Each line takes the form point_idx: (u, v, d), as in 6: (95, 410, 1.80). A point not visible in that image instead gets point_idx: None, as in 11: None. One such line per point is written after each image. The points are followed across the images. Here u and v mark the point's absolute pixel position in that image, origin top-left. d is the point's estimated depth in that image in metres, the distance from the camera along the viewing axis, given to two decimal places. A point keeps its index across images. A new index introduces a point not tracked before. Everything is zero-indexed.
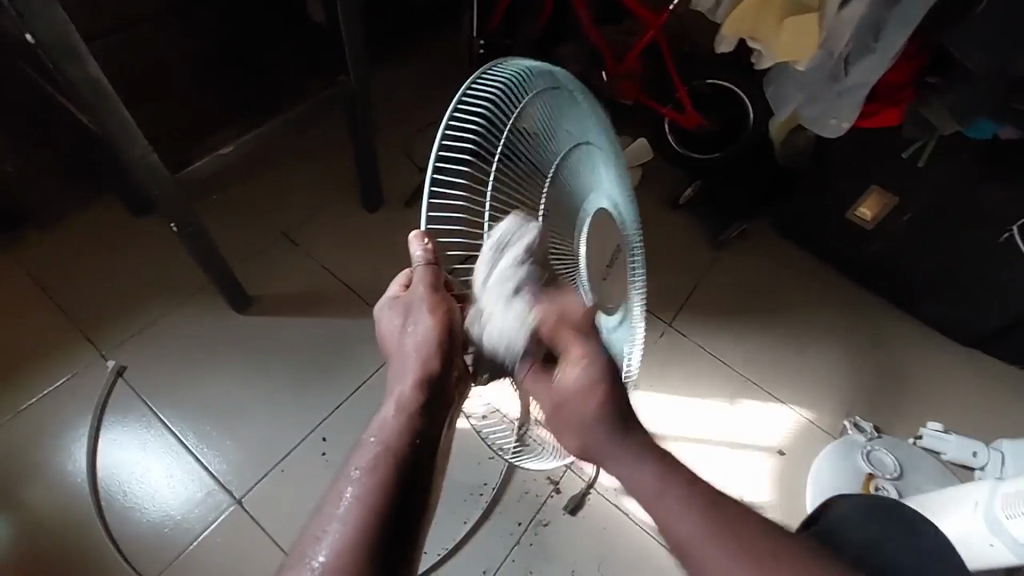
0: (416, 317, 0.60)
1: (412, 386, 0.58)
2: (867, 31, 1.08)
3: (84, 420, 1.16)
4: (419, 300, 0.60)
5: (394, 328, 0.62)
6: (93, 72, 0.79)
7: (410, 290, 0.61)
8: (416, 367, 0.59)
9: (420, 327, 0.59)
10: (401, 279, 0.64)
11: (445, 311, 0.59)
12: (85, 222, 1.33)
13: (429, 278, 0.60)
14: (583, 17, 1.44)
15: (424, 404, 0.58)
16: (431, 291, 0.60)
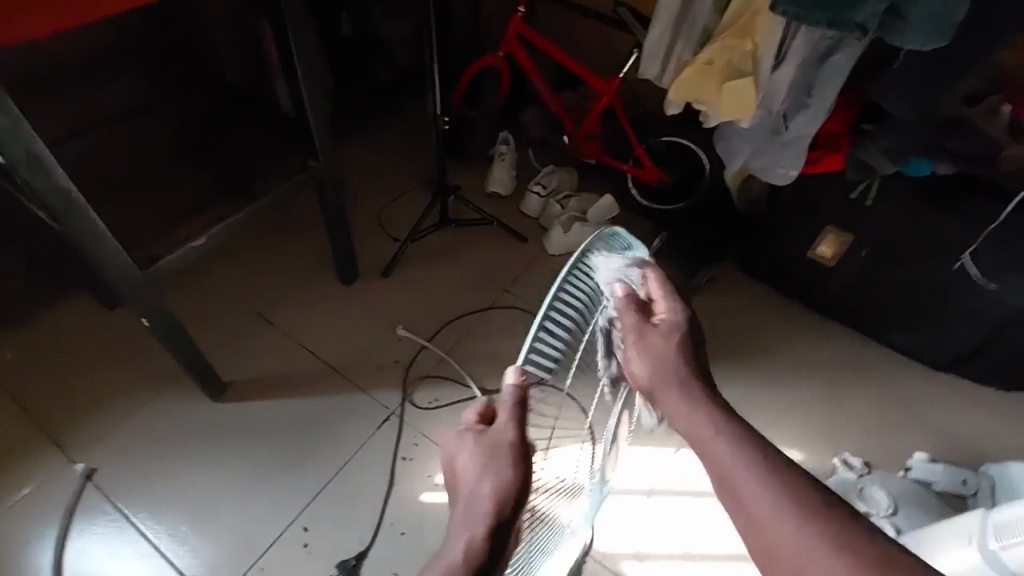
0: (500, 464, 0.47)
1: (480, 540, 0.45)
2: (799, 89, 1.16)
3: (49, 531, 1.09)
4: (508, 448, 0.47)
5: (469, 471, 0.48)
6: (62, 181, 0.81)
7: (494, 428, 0.48)
8: (489, 518, 0.45)
9: (506, 476, 0.46)
10: (475, 407, 0.52)
11: (526, 460, 0.47)
12: (54, 318, 1.31)
13: (519, 424, 0.48)
14: (541, 88, 1.54)
15: (492, 568, 0.45)
16: (521, 440, 0.48)
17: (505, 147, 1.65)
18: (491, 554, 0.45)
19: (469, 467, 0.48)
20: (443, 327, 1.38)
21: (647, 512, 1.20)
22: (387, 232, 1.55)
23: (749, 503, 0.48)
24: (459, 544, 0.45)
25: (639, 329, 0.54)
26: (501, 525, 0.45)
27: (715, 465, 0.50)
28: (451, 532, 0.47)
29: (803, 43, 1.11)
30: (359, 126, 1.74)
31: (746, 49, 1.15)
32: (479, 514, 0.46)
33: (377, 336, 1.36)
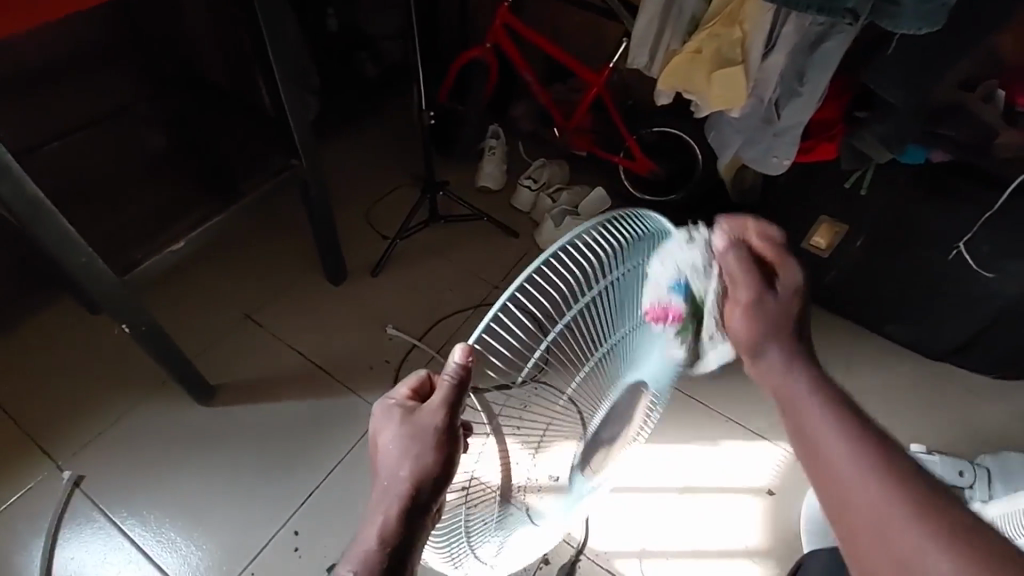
0: (423, 448, 0.52)
1: (400, 507, 0.52)
2: (791, 76, 1.13)
3: (37, 540, 1.08)
4: (432, 432, 0.51)
5: (396, 448, 0.53)
6: (27, 187, 0.79)
7: (422, 412, 0.52)
8: (404, 498, 0.52)
9: (427, 461, 0.52)
10: (410, 382, 0.56)
11: (450, 446, 0.52)
12: (39, 324, 1.30)
13: (448, 409, 0.51)
14: (530, 80, 1.51)
15: (404, 540, 0.53)
16: (447, 427, 0.51)
17: (495, 141, 1.62)
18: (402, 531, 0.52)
19: (395, 447, 0.53)
20: (433, 326, 1.37)
21: (641, 510, 1.19)
22: (376, 230, 1.53)
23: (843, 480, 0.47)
24: (376, 522, 0.53)
25: (741, 280, 0.54)
26: (416, 500, 0.52)
27: (820, 446, 0.50)
28: (371, 510, 0.54)
29: (793, 29, 1.08)
30: (347, 123, 1.71)
31: (735, 37, 1.12)
32: (396, 491, 0.52)
33: (367, 336, 1.34)
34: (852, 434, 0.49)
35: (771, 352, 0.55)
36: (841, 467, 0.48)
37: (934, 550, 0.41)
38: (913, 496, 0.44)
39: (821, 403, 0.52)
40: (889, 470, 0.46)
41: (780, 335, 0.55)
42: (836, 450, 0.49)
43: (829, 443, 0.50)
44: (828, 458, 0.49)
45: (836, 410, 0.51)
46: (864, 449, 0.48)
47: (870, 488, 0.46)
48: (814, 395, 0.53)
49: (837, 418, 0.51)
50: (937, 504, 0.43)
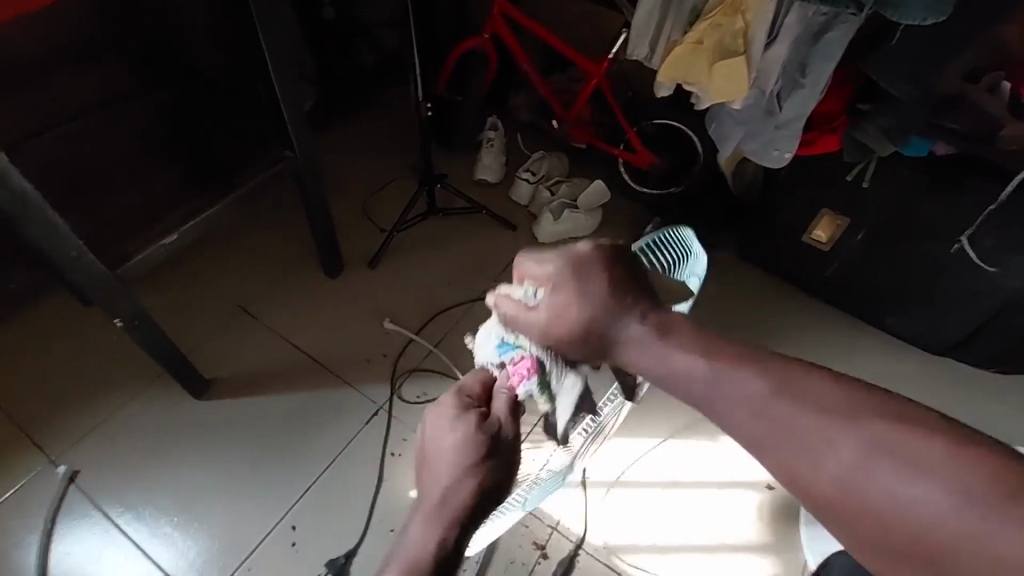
0: (485, 451, 0.53)
1: (456, 508, 0.49)
2: (793, 68, 1.12)
3: (32, 536, 1.08)
4: (502, 438, 0.54)
5: (462, 444, 0.52)
6: (14, 180, 0.77)
7: (495, 414, 0.55)
8: (463, 499, 0.50)
9: (495, 467, 0.52)
10: (480, 381, 0.59)
11: (510, 448, 0.54)
12: (32, 319, 1.28)
13: (511, 412, 0.55)
14: (528, 71, 1.49)
15: (455, 556, 0.48)
16: (510, 431, 0.55)
17: (493, 133, 1.61)
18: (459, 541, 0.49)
19: (459, 445, 0.52)
20: (431, 320, 1.36)
21: (640, 504, 1.19)
22: (372, 223, 1.51)
23: (771, 444, 0.39)
24: (431, 526, 0.49)
25: (518, 313, 0.52)
26: (476, 508, 0.50)
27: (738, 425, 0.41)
28: (420, 515, 0.50)
29: (796, 19, 1.06)
30: (342, 115, 1.69)
31: (737, 27, 1.10)
32: (456, 493, 0.50)
33: (364, 330, 1.33)
34: (772, 392, 0.40)
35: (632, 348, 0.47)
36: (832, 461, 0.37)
37: (896, 484, 0.35)
38: (897, 448, 0.36)
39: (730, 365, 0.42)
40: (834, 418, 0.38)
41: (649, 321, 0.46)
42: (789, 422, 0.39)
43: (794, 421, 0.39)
44: (797, 462, 0.38)
45: (754, 372, 0.41)
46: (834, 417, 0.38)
47: (882, 479, 0.35)
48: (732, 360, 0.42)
49: (774, 387, 0.40)
50: (852, 416, 0.38)
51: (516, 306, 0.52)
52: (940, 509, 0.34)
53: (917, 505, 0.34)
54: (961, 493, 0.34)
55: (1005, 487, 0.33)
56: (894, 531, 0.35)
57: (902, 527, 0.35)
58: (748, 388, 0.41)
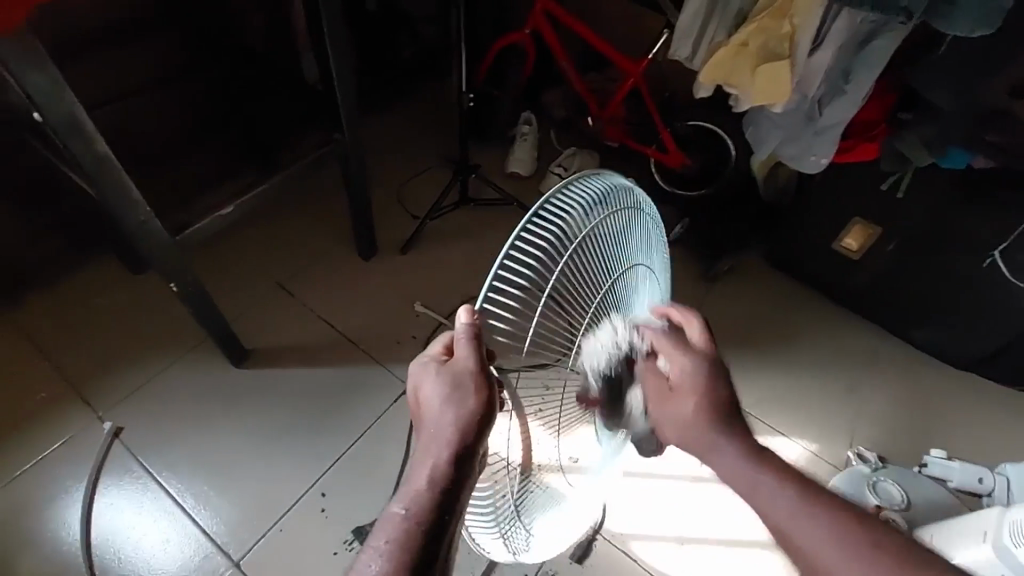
0: (462, 394, 0.53)
1: (448, 450, 0.53)
2: (837, 75, 1.13)
3: (77, 486, 1.13)
4: (469, 377, 0.53)
5: (435, 397, 0.54)
6: (97, 144, 0.83)
7: (455, 361, 0.54)
8: (451, 440, 0.53)
9: (468, 403, 0.53)
10: (444, 338, 0.59)
11: (489, 388, 0.53)
12: (82, 281, 1.34)
13: (476, 352, 0.53)
14: (567, 67, 1.51)
15: (457, 484, 0.53)
16: (481, 368, 0.53)
17: (527, 127, 1.65)
18: (458, 472, 0.53)
19: (433, 398, 0.54)
20: (461, 306, 1.39)
21: (659, 496, 1.21)
22: (407, 209, 1.55)
23: (775, 513, 0.61)
24: (426, 471, 0.53)
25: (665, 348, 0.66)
26: (465, 441, 0.52)
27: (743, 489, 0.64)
28: (419, 457, 0.55)
29: (843, 26, 1.07)
30: (380, 103, 1.73)
31: (782, 32, 1.11)
32: (443, 437, 0.53)
33: (396, 312, 1.37)
34: (802, 503, 0.61)
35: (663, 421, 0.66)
36: (790, 527, 0.60)
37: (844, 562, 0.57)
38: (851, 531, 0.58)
39: (724, 452, 0.65)
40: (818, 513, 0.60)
41: (722, 446, 0.66)
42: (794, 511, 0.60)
43: (764, 487, 0.63)
44: (798, 541, 0.60)
45: (786, 480, 0.63)
46: (822, 524, 0.59)
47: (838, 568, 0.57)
48: (744, 468, 0.64)
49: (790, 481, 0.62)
50: (815, 493, 0.61)
51: (672, 345, 0.66)
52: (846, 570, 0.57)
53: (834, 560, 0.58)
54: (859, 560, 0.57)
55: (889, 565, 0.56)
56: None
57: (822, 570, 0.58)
58: (770, 481, 0.63)
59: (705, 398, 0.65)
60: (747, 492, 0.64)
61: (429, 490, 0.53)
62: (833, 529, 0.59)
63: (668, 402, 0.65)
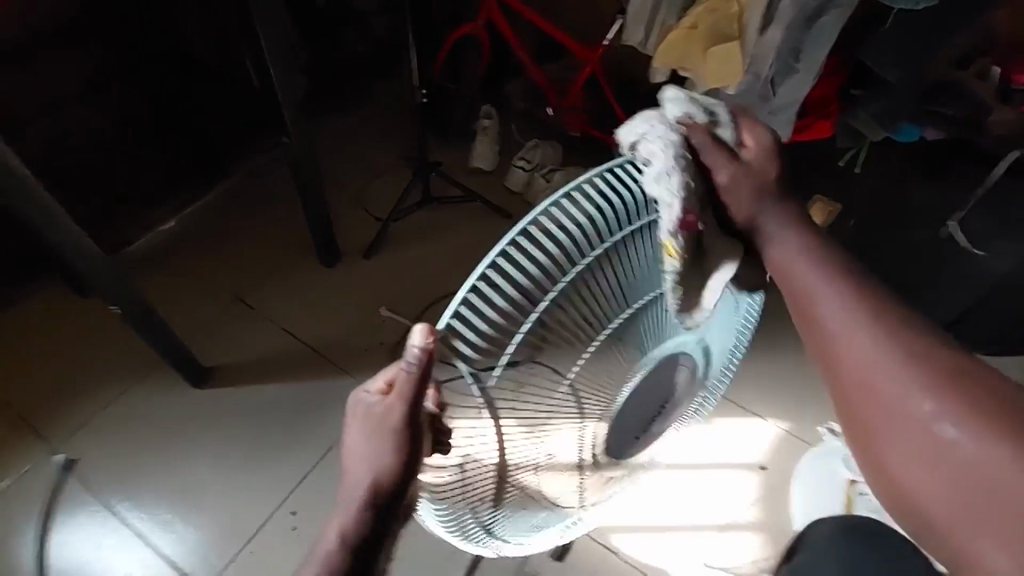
0: (386, 449, 0.46)
1: (357, 511, 0.49)
2: (789, 52, 1.10)
3: (31, 524, 1.08)
4: (394, 426, 0.45)
5: (357, 444, 0.48)
6: (14, 165, 0.79)
7: (388, 404, 0.45)
8: (366, 500, 0.48)
9: (385, 459, 0.46)
10: (384, 369, 0.48)
11: (420, 444, 0.46)
12: (26, 308, 1.28)
13: (410, 408, 0.44)
14: (523, 58, 1.48)
15: (364, 546, 0.50)
16: (410, 427, 0.45)
17: (487, 121, 1.60)
18: (366, 534, 0.50)
19: (354, 444, 0.48)
20: (427, 308, 1.36)
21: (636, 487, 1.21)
22: (368, 211, 1.51)
23: (846, 353, 0.44)
24: (339, 522, 0.50)
25: (724, 163, 0.49)
26: (384, 492, 0.47)
27: (813, 321, 0.46)
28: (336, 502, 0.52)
29: (789, 5, 1.06)
30: (336, 104, 1.68)
31: (731, 12, 1.12)
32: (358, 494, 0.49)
33: (360, 320, 1.33)
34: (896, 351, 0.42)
35: (768, 221, 0.50)
36: (876, 363, 0.42)
37: (947, 422, 0.38)
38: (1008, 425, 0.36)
39: (831, 288, 0.46)
40: (943, 382, 0.39)
41: (784, 216, 0.50)
42: (854, 336, 0.44)
43: (850, 338, 0.44)
44: (899, 419, 0.40)
45: (939, 368, 0.40)
46: (897, 340, 0.42)
47: (946, 427, 0.38)
48: (840, 291, 0.46)
49: (894, 348, 0.42)
50: (969, 382, 0.39)
51: (715, 145, 0.50)
52: (952, 433, 0.38)
53: (922, 417, 0.39)
54: (966, 423, 0.37)
55: (995, 416, 0.37)
56: (914, 450, 0.39)
57: (924, 448, 0.38)
58: (860, 332, 0.44)
59: (777, 165, 0.52)
60: (848, 329, 0.44)
61: (341, 543, 0.50)
62: (942, 379, 0.40)
63: (735, 176, 0.49)
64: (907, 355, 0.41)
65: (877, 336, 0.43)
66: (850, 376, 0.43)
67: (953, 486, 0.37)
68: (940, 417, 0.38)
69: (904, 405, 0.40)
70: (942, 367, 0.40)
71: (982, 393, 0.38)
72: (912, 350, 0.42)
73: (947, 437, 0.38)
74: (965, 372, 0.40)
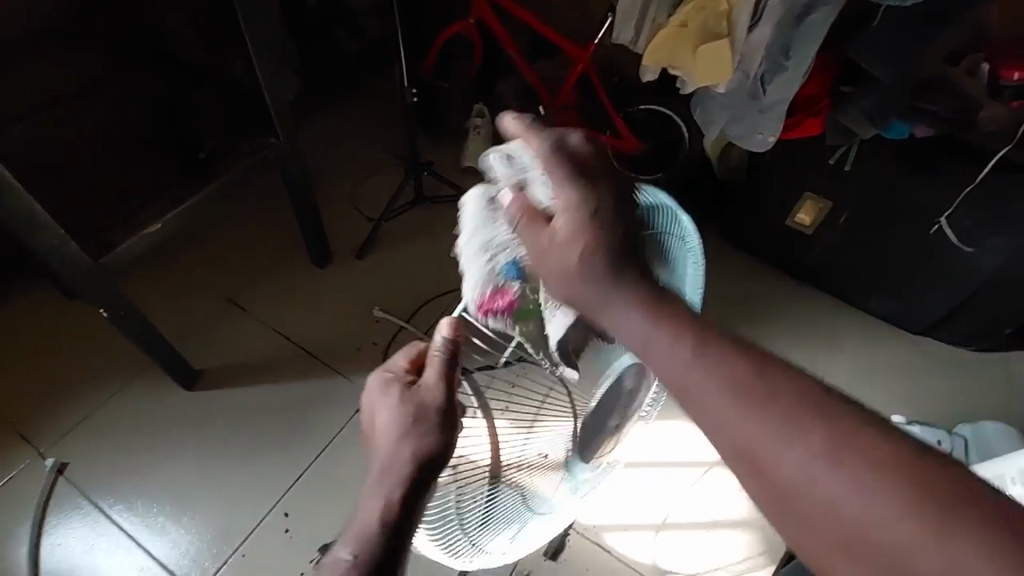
0: (422, 424, 0.52)
1: (396, 491, 0.52)
2: (778, 50, 1.12)
3: (22, 528, 1.07)
4: (434, 409, 0.53)
5: (390, 426, 0.54)
6: None
7: (424, 388, 0.54)
8: (406, 479, 0.52)
9: (426, 439, 0.52)
10: (409, 354, 0.58)
11: (454, 417, 0.53)
12: (16, 311, 1.27)
13: (446, 383, 0.53)
14: (514, 56, 1.47)
15: (401, 527, 0.52)
16: (448, 402, 0.53)
17: (480, 120, 1.59)
18: (402, 517, 0.52)
19: (389, 425, 0.54)
20: (420, 308, 1.36)
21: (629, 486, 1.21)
22: (360, 212, 1.50)
23: (712, 417, 0.40)
24: (375, 507, 0.53)
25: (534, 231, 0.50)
26: (420, 474, 0.52)
27: (678, 382, 0.42)
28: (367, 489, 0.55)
29: (778, 2, 1.06)
30: (327, 103, 1.67)
31: (720, 11, 1.10)
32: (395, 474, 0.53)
33: (352, 321, 1.33)
34: (754, 410, 0.38)
35: (602, 297, 0.47)
36: (749, 430, 0.38)
37: (843, 488, 0.35)
38: (883, 470, 0.34)
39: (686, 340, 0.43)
40: (832, 451, 0.35)
41: (623, 292, 0.46)
42: (716, 399, 0.40)
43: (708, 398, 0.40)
44: (789, 486, 0.36)
45: (820, 422, 0.37)
46: (771, 414, 0.38)
47: (842, 495, 0.35)
48: (690, 346, 0.42)
49: (761, 414, 0.38)
50: (847, 429, 0.36)
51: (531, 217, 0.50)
52: (856, 505, 0.34)
53: (813, 485, 0.36)
54: (860, 486, 0.34)
55: (899, 482, 0.33)
56: (816, 521, 0.36)
57: (827, 519, 0.35)
58: (718, 395, 0.40)
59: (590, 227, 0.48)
60: (695, 381, 0.41)
61: (380, 526, 0.52)
62: (827, 446, 0.36)
63: (546, 256, 0.49)
64: (765, 412, 0.38)
65: (738, 398, 0.39)
66: (734, 460, 0.39)
67: (853, 557, 0.34)
68: (828, 473, 0.35)
69: (787, 475, 0.36)
70: (799, 422, 0.37)
71: (845, 440, 0.36)
72: (775, 411, 0.38)
73: (838, 501, 0.35)
74: (831, 420, 0.36)
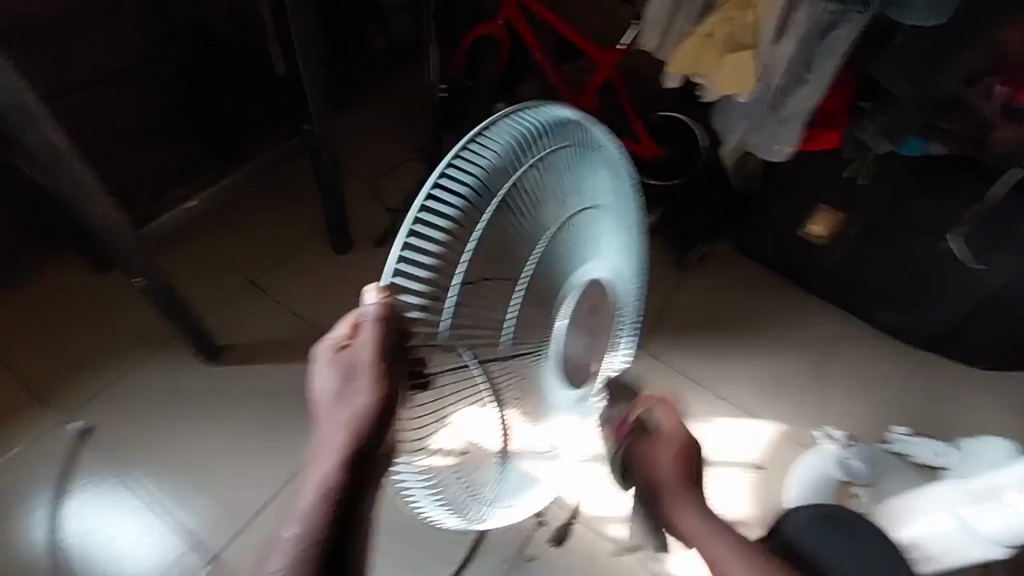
0: (358, 387, 0.49)
1: (340, 462, 0.50)
2: (800, 63, 1.15)
3: (44, 489, 1.11)
4: (365, 368, 0.48)
5: (332, 392, 0.50)
6: (52, 135, 0.81)
7: (356, 344, 0.49)
8: (347, 446, 0.49)
9: (360, 396, 0.49)
10: (347, 322, 0.50)
11: (389, 382, 0.48)
12: (44, 280, 1.30)
13: (378, 342, 0.48)
14: (540, 58, 1.51)
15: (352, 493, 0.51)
16: (380, 361, 0.48)
17: None
18: (350, 482, 0.51)
19: (330, 391, 0.50)
20: None
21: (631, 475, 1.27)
22: (381, 201, 1.54)
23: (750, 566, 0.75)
24: (321, 474, 0.51)
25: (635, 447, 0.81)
26: (363, 435, 0.49)
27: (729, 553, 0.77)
28: (318, 454, 0.52)
29: (804, 16, 1.09)
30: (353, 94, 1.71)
31: (746, 23, 1.14)
32: (340, 437, 0.50)
33: None
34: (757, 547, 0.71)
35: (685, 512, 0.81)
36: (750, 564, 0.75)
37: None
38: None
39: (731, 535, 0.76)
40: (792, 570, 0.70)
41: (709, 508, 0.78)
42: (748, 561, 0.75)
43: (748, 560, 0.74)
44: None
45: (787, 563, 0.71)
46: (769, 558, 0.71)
47: None
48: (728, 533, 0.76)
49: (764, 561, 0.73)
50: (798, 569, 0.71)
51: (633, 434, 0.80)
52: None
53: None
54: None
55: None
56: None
57: None
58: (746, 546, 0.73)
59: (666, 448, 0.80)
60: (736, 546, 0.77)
61: (328, 492, 0.51)
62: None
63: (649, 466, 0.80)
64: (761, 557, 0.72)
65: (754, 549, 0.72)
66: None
67: None
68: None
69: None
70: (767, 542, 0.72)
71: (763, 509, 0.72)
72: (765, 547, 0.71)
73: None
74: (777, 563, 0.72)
